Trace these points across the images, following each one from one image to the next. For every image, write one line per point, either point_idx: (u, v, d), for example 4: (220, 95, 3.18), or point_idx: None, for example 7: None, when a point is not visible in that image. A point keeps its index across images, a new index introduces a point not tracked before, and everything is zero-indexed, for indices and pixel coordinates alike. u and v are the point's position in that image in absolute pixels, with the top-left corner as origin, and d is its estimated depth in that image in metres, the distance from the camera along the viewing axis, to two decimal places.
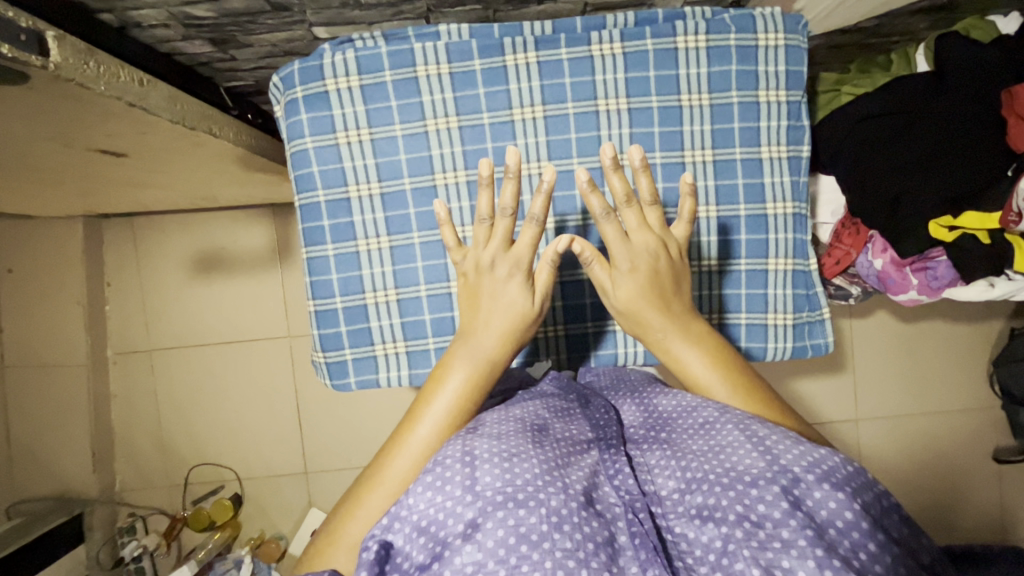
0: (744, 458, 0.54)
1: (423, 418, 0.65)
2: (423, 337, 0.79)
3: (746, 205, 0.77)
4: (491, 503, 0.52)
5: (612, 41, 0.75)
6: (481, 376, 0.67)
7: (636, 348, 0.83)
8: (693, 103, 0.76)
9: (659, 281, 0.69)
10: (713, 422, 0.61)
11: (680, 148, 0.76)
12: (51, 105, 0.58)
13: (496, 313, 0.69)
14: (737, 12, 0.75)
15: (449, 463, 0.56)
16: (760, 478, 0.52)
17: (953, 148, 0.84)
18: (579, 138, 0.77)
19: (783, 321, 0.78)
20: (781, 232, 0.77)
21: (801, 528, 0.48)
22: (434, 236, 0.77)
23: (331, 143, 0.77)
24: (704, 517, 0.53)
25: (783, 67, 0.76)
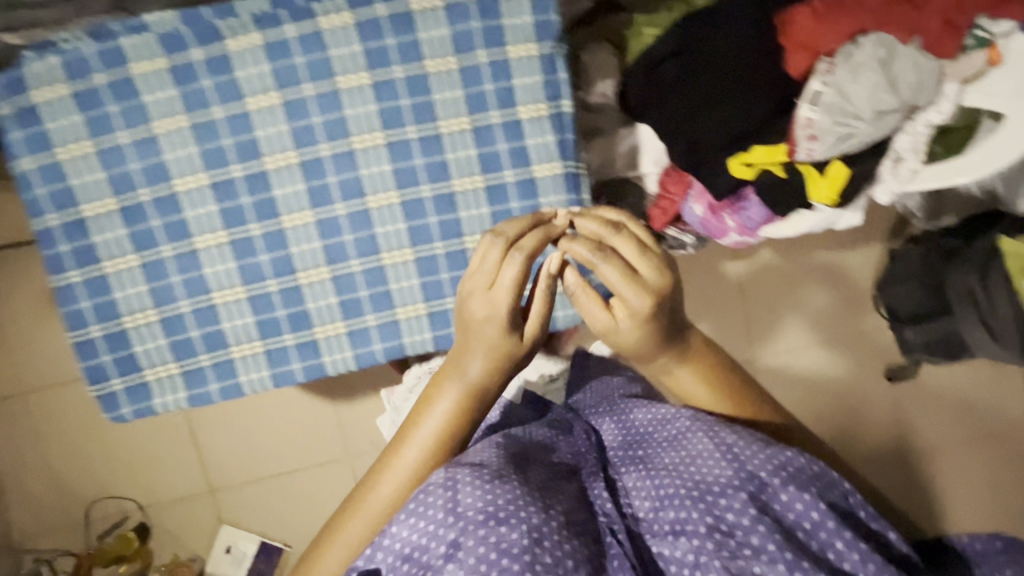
0: (715, 467, 0.57)
1: (410, 442, 0.64)
2: (194, 355, 0.74)
3: (512, 171, 0.73)
4: (473, 522, 0.54)
5: (341, 11, 0.69)
6: (467, 404, 0.65)
7: (424, 335, 0.75)
8: (440, 69, 0.71)
9: (666, 318, 0.65)
10: (683, 432, 0.62)
11: (434, 119, 0.71)
12: None
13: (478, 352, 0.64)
14: None
15: (431, 490, 0.57)
16: (728, 486, 0.55)
17: (735, 82, 0.80)
18: (324, 121, 0.71)
19: None
20: (552, 194, 0.73)
21: (769, 533, 0.52)
22: (186, 247, 0.72)
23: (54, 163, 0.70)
24: (677, 531, 0.56)
25: (530, 17, 0.70)
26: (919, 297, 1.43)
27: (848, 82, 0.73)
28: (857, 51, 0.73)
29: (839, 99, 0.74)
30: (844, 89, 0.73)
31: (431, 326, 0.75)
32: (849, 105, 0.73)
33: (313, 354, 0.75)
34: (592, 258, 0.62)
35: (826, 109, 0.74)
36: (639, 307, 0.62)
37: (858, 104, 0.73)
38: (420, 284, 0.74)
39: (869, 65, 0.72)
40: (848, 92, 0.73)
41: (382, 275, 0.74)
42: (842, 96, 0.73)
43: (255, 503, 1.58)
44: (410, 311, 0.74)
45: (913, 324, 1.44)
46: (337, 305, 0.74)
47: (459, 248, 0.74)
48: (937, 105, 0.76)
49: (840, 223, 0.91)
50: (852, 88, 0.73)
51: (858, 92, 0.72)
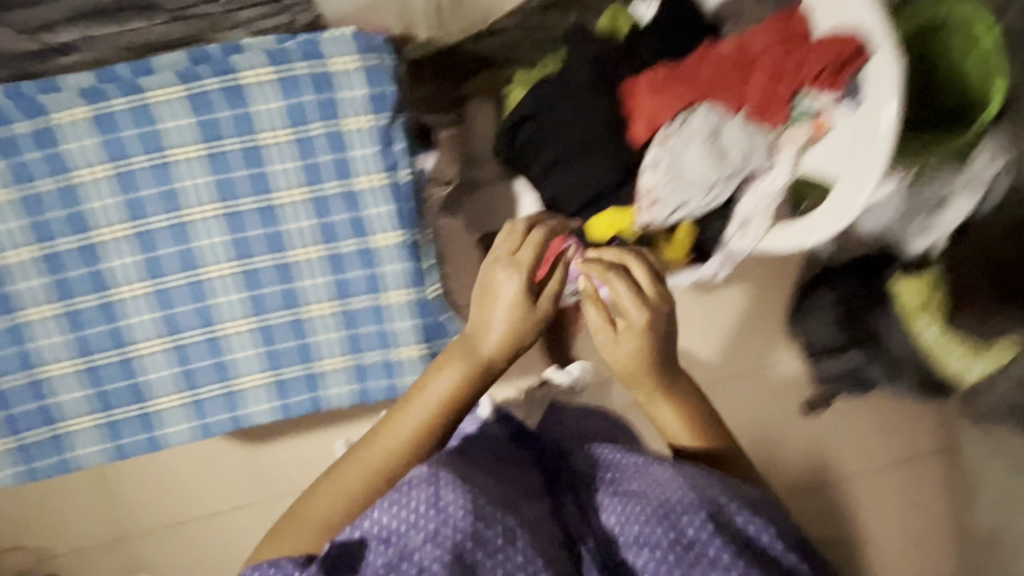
0: (672, 487, 0.51)
1: (414, 405, 0.60)
2: (27, 429, 0.73)
3: (351, 241, 0.73)
4: (457, 522, 0.46)
5: (170, 85, 0.69)
6: (472, 375, 0.60)
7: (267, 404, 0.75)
8: (273, 141, 0.71)
9: (660, 347, 0.64)
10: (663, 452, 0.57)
11: (270, 190, 0.72)
12: None
13: (497, 313, 0.62)
14: (303, 38, 0.70)
15: (415, 483, 0.49)
16: (685, 505, 0.49)
17: (589, 145, 0.81)
18: (157, 192, 0.71)
19: (412, 354, 0.75)
20: (392, 263, 0.74)
21: (732, 551, 0.47)
22: (14, 320, 0.70)
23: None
24: (639, 544, 0.49)
25: (363, 91, 0.71)
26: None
27: (681, 151, 0.76)
28: (686, 122, 0.76)
29: (676, 168, 0.76)
30: (680, 158, 0.76)
31: (274, 395, 0.75)
32: (685, 172, 0.76)
33: (154, 424, 0.74)
34: (603, 274, 0.65)
35: (664, 175, 0.76)
36: (640, 322, 0.63)
37: (695, 171, 0.76)
38: (261, 353, 0.74)
39: (695, 136, 0.75)
40: (681, 160, 0.76)
41: (222, 345, 0.73)
42: (678, 163, 0.76)
43: None
44: (251, 380, 0.75)
45: None
46: (176, 375, 0.74)
47: (300, 316, 0.74)
48: (768, 177, 0.78)
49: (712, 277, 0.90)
50: (685, 157, 0.76)
51: (692, 160, 0.75)
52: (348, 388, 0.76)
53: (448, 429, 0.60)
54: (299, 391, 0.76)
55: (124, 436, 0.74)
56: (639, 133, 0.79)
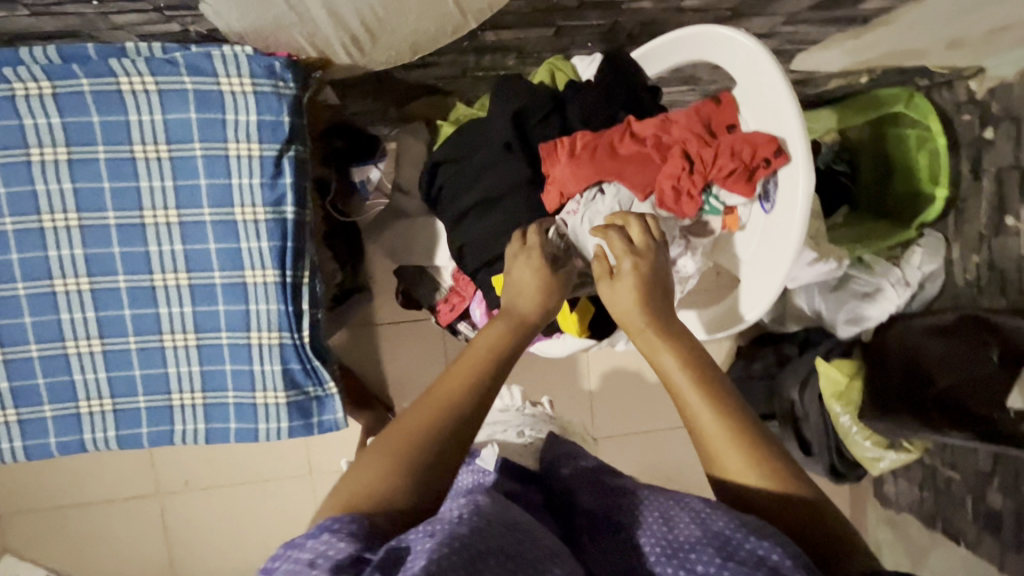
0: (682, 527, 0.51)
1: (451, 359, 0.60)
2: None
3: (221, 273, 0.68)
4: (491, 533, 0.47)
5: (38, 80, 0.62)
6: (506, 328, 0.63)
7: (107, 433, 0.70)
8: (147, 156, 0.66)
9: (657, 288, 0.65)
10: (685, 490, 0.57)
11: (138, 208, 0.66)
12: None
13: (523, 281, 0.67)
14: (190, 50, 0.63)
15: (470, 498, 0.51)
16: (698, 541, 0.49)
17: (503, 200, 0.78)
18: (10, 193, 0.65)
19: (272, 400, 0.71)
20: (262, 302, 0.69)
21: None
22: None
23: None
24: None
25: (253, 116, 0.66)
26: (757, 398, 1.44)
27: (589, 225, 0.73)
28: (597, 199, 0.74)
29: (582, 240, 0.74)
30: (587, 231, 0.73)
31: (117, 424, 0.70)
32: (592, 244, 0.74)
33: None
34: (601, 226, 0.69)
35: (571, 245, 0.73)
36: (627, 267, 0.65)
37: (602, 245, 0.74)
38: (106, 379, 0.69)
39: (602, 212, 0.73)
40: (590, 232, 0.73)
41: (64, 365, 0.68)
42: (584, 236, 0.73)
43: (43, 536, 1.46)
44: (94, 406, 0.69)
45: None
46: (9, 391, 0.68)
47: (155, 345, 0.69)
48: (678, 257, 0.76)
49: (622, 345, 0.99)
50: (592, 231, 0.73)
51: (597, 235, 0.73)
52: (198, 426, 0.72)
53: (491, 376, 0.59)
54: (145, 423, 0.71)
55: None
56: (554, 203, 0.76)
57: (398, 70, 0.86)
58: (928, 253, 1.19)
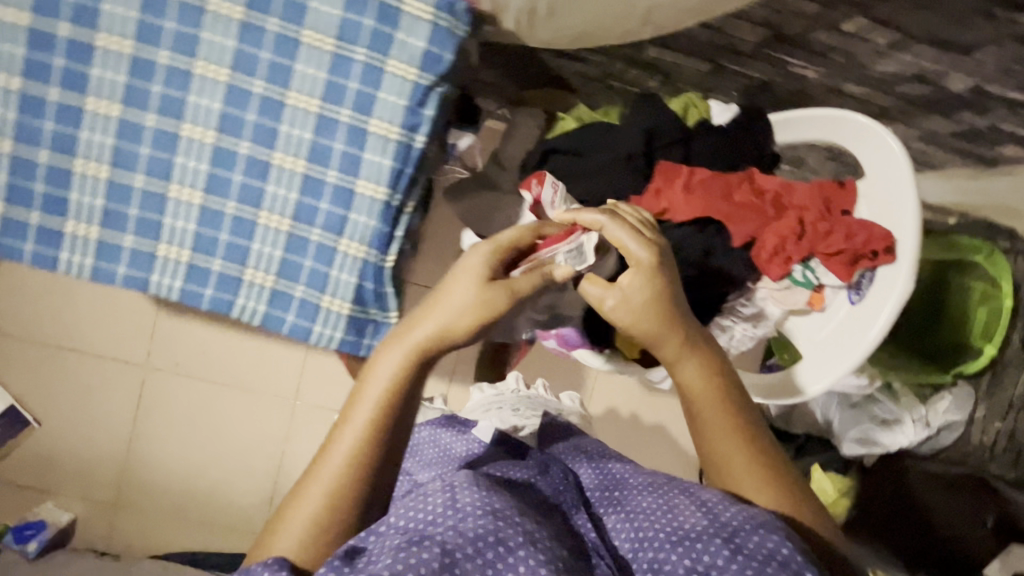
0: (687, 516, 0.53)
1: (358, 406, 0.54)
2: None
3: (336, 174, 0.70)
4: (444, 540, 0.49)
5: None
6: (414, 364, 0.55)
7: (174, 282, 0.71)
8: (312, 43, 0.67)
9: (671, 295, 0.62)
10: (679, 486, 0.60)
11: (285, 87, 0.68)
12: None
13: (446, 309, 0.57)
14: None
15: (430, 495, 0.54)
16: (702, 531, 0.50)
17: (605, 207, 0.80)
18: (175, 29, 0.66)
19: (337, 309, 0.73)
20: (363, 215, 0.70)
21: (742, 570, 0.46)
22: None
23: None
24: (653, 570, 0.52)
25: (423, 43, 0.68)
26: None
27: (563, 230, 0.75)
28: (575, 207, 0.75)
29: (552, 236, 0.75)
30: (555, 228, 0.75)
31: (186, 278, 0.71)
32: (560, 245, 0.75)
33: (53, 245, 0.70)
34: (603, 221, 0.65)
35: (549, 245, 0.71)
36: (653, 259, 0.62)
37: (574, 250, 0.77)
38: (193, 233, 0.70)
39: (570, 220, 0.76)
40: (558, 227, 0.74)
41: (160, 205, 0.69)
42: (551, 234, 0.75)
43: (28, 364, 1.46)
44: (174, 254, 0.71)
45: None
46: (99, 209, 0.69)
47: (250, 218, 0.71)
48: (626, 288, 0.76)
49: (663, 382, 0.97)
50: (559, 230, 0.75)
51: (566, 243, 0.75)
52: (258, 307, 0.73)
53: (397, 420, 0.54)
54: (210, 287, 0.72)
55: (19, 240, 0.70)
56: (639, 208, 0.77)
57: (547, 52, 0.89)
58: (956, 403, 1.14)
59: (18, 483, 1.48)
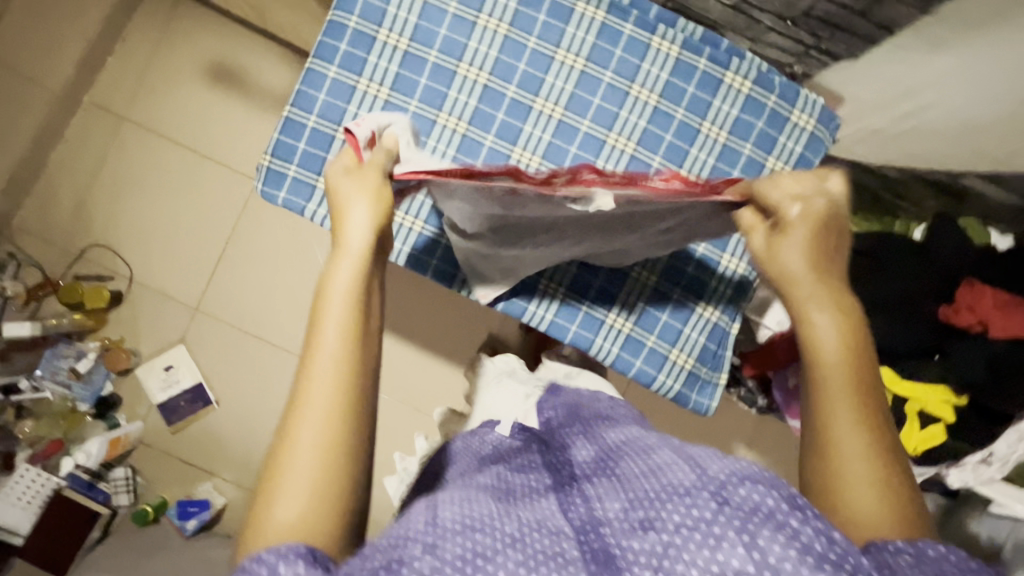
0: (678, 474, 0.54)
1: (326, 321, 0.57)
2: None
3: (706, 245, 0.94)
4: (449, 528, 0.51)
5: (672, 42, 0.88)
6: (365, 272, 0.60)
7: (548, 314, 0.95)
8: (709, 133, 0.89)
9: (823, 254, 0.59)
10: (660, 456, 0.60)
11: (679, 163, 0.90)
12: None
13: (349, 214, 0.63)
14: (786, 83, 0.89)
15: (413, 515, 0.55)
16: (692, 487, 0.51)
17: (897, 307, 0.89)
18: (600, 105, 0.89)
19: (682, 361, 0.96)
20: (719, 283, 0.95)
21: (732, 521, 0.46)
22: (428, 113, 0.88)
23: (393, 13, 0.88)
24: (646, 527, 0.49)
25: (800, 148, 0.90)
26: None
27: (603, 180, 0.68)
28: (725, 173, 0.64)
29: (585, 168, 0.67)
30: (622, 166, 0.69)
31: (556, 313, 0.95)
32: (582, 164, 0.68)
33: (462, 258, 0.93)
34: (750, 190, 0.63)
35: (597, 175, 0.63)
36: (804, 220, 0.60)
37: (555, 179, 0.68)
38: (573, 274, 0.95)
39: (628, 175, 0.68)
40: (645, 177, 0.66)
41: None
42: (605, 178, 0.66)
43: (219, 344, 1.56)
44: (559, 295, 0.95)
45: None
46: None
47: (625, 273, 0.94)
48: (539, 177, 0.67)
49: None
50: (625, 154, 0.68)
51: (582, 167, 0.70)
52: (612, 348, 0.95)
53: (368, 332, 0.58)
54: (577, 323, 0.95)
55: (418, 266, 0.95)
56: (950, 315, 0.88)
57: (828, 160, 1.02)
58: None
59: (183, 456, 1.55)
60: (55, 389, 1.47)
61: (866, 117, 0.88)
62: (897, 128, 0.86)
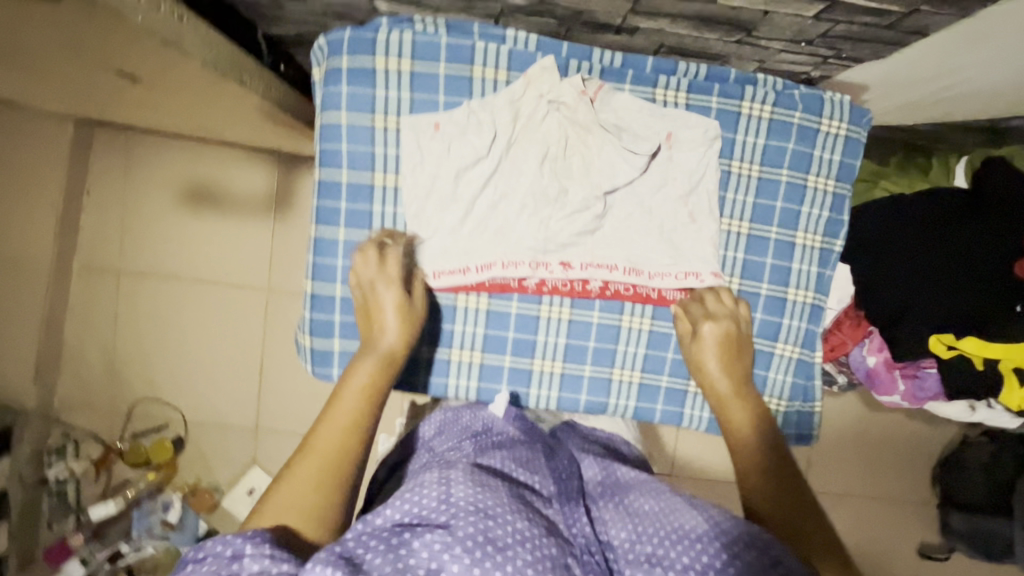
0: (685, 515, 0.60)
1: (338, 405, 0.63)
2: None
3: (768, 285, 0.78)
4: (462, 510, 0.55)
5: (677, 89, 0.73)
6: (387, 372, 0.67)
7: (629, 402, 0.79)
8: (741, 171, 0.75)
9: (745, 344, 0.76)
10: (664, 492, 0.66)
11: (718, 215, 0.76)
12: (110, 40, 0.57)
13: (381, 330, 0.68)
14: (808, 91, 0.75)
15: (425, 491, 0.58)
16: (703, 534, 0.57)
17: (958, 277, 0.87)
18: None
19: (774, 406, 0.79)
20: (796, 318, 0.78)
21: (735, 572, 0.53)
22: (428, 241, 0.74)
23: (381, 152, 0.73)
24: (653, 562, 0.57)
25: (838, 157, 0.76)
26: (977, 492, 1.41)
27: (688, 141, 0.74)
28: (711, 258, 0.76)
29: (597, 234, 0.75)
30: (667, 187, 0.75)
31: (638, 396, 0.79)
32: (599, 218, 0.74)
33: (522, 382, 0.79)
34: None
35: None
36: None
37: (574, 237, 0.74)
38: (643, 354, 0.78)
39: (703, 146, 0.74)
40: (660, 252, 0.75)
41: (614, 334, 0.78)
42: (608, 253, 0.75)
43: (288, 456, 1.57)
44: (625, 375, 0.79)
45: (964, 512, 1.44)
46: (563, 345, 0.78)
47: None
48: None
49: (1011, 422, 0.97)
50: (678, 172, 0.74)
51: (617, 195, 0.75)
52: (702, 414, 0.80)
53: (373, 419, 0.64)
54: (660, 402, 0.80)
55: (438, 386, 0.78)
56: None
57: None
58: None
59: None
60: (155, 544, 1.46)
61: (896, 95, 0.80)
62: (933, 97, 0.78)
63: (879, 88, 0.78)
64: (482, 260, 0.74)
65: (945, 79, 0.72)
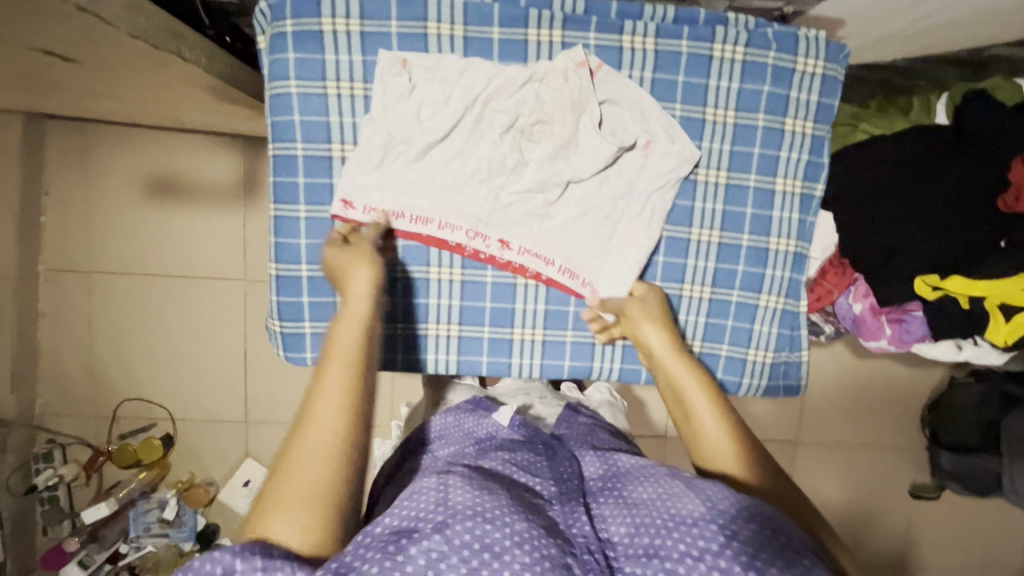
0: (682, 500, 0.57)
1: (332, 360, 0.59)
2: (389, 321, 0.74)
3: (750, 236, 0.76)
4: (459, 513, 0.53)
5: (646, 35, 0.70)
6: (368, 329, 0.62)
7: (613, 364, 0.78)
8: (717, 118, 0.72)
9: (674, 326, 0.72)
10: (660, 476, 0.64)
11: (695, 165, 0.73)
12: (20, 10, 0.52)
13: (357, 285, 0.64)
14: (781, 28, 0.71)
15: (421, 500, 0.56)
16: (700, 518, 0.54)
17: (946, 216, 0.85)
18: None
19: (762, 358, 0.78)
20: (779, 268, 0.77)
21: (737, 557, 0.52)
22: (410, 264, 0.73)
23: (336, 121, 0.70)
24: (650, 555, 0.54)
25: (815, 97, 0.73)
26: (965, 431, 1.44)
27: (664, 151, 0.71)
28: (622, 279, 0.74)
29: (548, 222, 0.73)
30: (631, 192, 0.73)
31: (623, 358, 0.78)
32: (542, 216, 0.72)
33: (503, 353, 0.77)
34: None
35: None
36: None
37: (518, 218, 0.72)
38: None
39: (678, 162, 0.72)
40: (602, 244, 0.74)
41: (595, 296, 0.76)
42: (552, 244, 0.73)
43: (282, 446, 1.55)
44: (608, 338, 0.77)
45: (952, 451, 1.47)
46: (541, 312, 0.76)
47: (676, 293, 0.76)
48: None
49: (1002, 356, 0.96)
50: (648, 178, 0.72)
51: (580, 186, 0.72)
52: None
53: (365, 360, 0.61)
54: None
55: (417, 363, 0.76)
56: (1011, 205, 0.83)
57: None
58: None
59: None
60: (155, 542, 1.43)
61: (874, 28, 0.77)
62: (910, 29, 0.75)
63: (856, 21, 0.76)
64: (419, 212, 0.71)
65: (923, 8, 0.69)
